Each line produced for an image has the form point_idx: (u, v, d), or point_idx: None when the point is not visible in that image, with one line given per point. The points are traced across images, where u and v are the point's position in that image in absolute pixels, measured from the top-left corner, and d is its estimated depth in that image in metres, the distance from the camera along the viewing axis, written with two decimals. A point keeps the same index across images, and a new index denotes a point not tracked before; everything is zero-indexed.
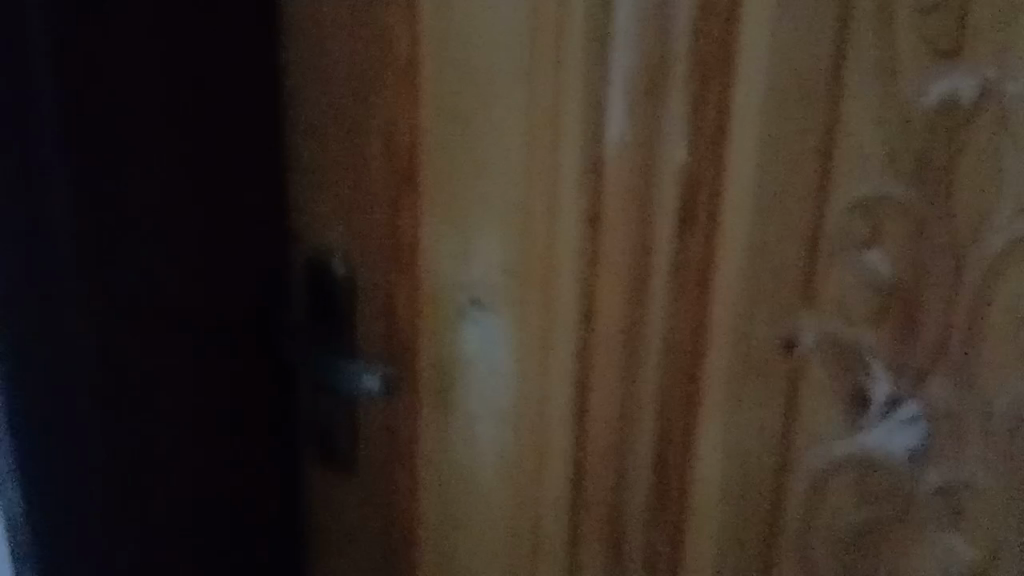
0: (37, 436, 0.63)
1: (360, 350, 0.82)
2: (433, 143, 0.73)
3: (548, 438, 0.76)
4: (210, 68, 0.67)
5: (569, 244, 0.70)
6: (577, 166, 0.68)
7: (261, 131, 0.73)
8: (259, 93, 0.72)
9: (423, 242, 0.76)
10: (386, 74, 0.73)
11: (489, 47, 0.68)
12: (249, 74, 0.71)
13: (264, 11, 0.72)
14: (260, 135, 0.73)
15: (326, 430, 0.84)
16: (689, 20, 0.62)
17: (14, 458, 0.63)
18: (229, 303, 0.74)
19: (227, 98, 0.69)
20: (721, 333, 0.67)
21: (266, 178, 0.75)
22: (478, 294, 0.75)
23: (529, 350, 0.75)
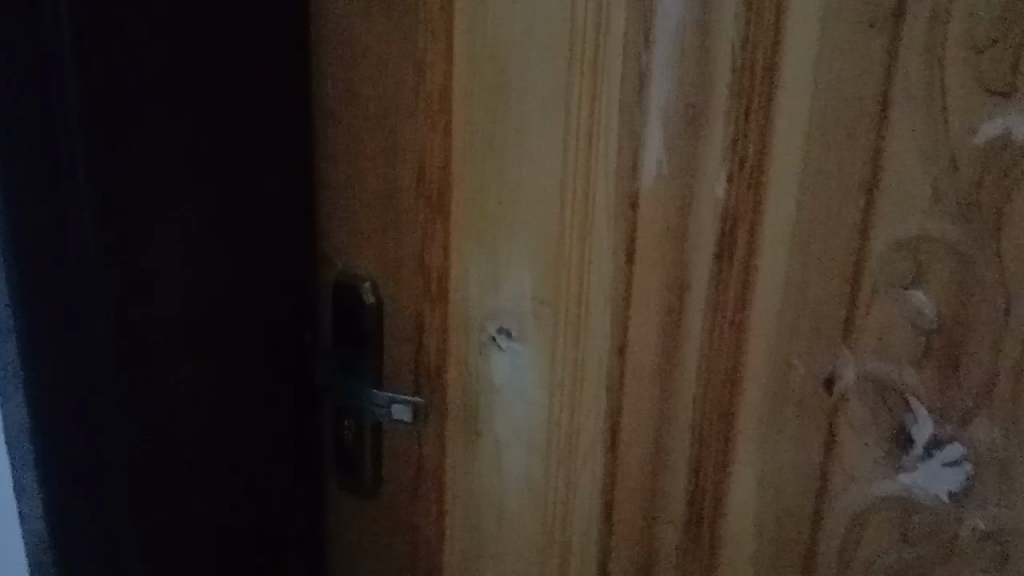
0: (64, 471, 0.62)
1: (385, 379, 0.81)
2: (466, 170, 0.72)
3: (577, 467, 0.75)
4: (230, 96, 0.67)
5: (602, 274, 0.69)
6: (613, 195, 0.67)
7: (282, 157, 0.74)
8: (281, 120, 0.73)
9: (452, 270, 0.76)
10: (418, 103, 0.72)
11: (526, 74, 0.68)
12: (270, 101, 0.71)
13: (288, 38, 0.71)
14: (281, 160, 0.74)
15: (350, 457, 0.84)
16: (732, 51, 0.61)
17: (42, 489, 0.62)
18: (248, 327, 0.74)
19: (247, 125, 0.69)
20: (757, 368, 0.65)
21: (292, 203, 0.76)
22: (506, 324, 0.75)
23: (559, 380, 0.74)
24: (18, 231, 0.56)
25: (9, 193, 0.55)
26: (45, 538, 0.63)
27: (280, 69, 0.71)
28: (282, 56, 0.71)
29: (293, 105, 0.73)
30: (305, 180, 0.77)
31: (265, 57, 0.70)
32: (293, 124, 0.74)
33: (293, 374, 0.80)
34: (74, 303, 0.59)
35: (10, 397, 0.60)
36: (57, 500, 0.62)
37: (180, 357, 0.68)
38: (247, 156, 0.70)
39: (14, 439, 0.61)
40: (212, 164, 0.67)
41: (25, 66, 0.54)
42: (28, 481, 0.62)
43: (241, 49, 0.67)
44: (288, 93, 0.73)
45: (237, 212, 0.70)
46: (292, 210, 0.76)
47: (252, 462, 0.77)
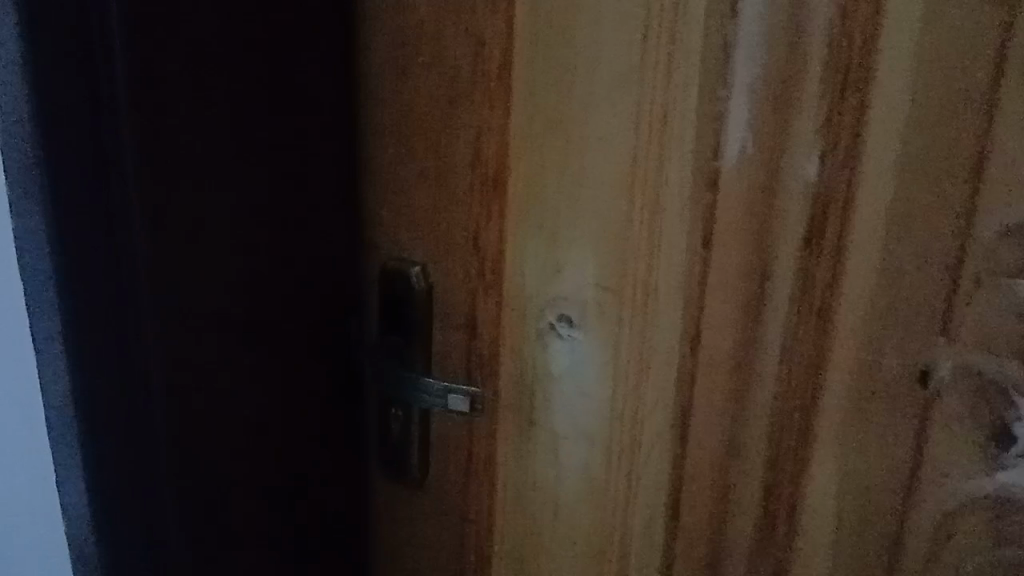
0: (109, 466, 0.56)
1: (432, 366, 0.77)
2: (526, 151, 0.69)
3: (641, 462, 0.72)
4: (275, 68, 0.63)
5: (674, 261, 0.66)
6: (690, 179, 0.64)
7: (326, 133, 0.70)
8: (325, 95, 0.69)
9: (507, 255, 0.72)
10: (477, 77, 0.68)
11: (597, 49, 0.64)
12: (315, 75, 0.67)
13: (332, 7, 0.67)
14: (325, 137, 0.70)
15: (396, 448, 0.80)
16: (828, 25, 0.57)
17: (86, 486, 0.56)
18: (294, 314, 0.70)
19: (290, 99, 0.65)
20: (841, 360, 0.62)
21: (336, 184, 0.72)
22: (567, 313, 0.71)
23: (624, 371, 0.70)
24: (59, 201, 0.50)
25: (53, 161, 0.50)
26: (88, 539, 0.58)
27: (323, 40, 0.67)
28: (330, 30, 0.68)
29: (337, 82, 0.69)
30: (348, 160, 0.73)
31: (310, 27, 0.66)
32: (337, 98, 0.70)
33: (337, 365, 0.77)
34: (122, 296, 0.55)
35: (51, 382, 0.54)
36: (102, 497, 0.57)
37: (225, 347, 0.64)
38: (291, 132, 0.66)
39: (54, 431, 0.56)
40: (258, 141, 0.63)
41: (73, 34, 0.49)
42: (68, 477, 0.57)
43: (285, 19, 0.63)
44: (333, 67, 0.69)
45: (282, 192, 0.66)
46: (338, 194, 0.72)
47: (297, 454, 0.74)
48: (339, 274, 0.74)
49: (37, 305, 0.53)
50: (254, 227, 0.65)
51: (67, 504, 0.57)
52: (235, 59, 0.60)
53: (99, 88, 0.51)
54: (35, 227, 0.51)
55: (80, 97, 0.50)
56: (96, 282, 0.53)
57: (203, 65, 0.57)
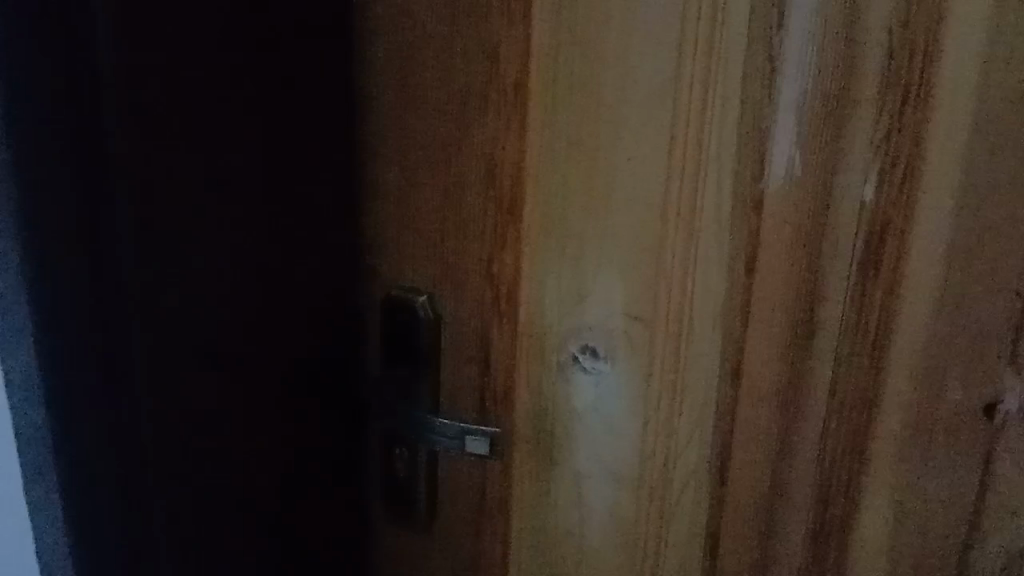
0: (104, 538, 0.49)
1: (442, 403, 0.72)
2: (542, 172, 0.63)
3: (673, 500, 0.67)
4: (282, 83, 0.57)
5: (710, 288, 0.62)
6: (731, 203, 0.60)
7: (330, 153, 0.64)
8: (327, 111, 0.63)
9: (523, 283, 0.67)
10: (489, 91, 0.63)
11: (626, 63, 0.59)
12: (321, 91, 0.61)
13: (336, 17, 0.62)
14: (328, 157, 0.64)
15: (402, 490, 0.74)
16: (888, 34, 0.54)
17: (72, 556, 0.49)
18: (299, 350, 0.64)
19: (297, 117, 0.59)
20: (899, 386, 0.60)
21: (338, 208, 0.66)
22: (593, 345, 0.66)
23: (654, 407, 0.66)
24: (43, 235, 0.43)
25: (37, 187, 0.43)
26: None
27: (328, 52, 0.62)
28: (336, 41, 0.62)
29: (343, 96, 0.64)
30: (347, 181, 0.67)
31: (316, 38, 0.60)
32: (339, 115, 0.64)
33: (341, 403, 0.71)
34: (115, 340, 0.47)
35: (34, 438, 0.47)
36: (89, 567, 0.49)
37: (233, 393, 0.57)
38: (297, 153, 0.60)
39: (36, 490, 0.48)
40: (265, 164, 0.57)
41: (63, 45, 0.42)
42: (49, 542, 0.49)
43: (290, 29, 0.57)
44: (335, 81, 0.63)
45: (287, 219, 0.60)
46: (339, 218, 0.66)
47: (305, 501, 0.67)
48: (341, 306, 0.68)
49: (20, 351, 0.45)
50: (259, 259, 0.58)
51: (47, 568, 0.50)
52: (243, 75, 0.53)
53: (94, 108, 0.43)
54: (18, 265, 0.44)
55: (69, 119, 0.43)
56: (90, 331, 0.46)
57: (213, 83, 0.51)
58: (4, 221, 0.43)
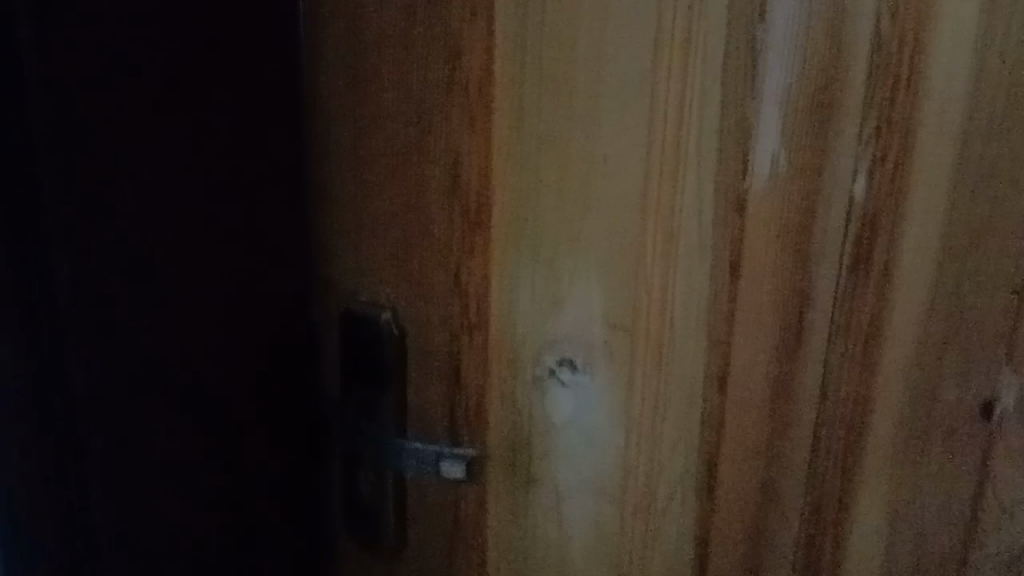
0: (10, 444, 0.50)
1: (409, 425, 0.68)
2: (509, 176, 0.60)
3: (658, 513, 0.65)
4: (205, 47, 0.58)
5: (692, 293, 0.59)
6: (713, 202, 0.57)
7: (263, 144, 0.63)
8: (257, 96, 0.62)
9: (494, 292, 0.63)
10: (452, 92, 0.59)
11: (597, 58, 0.56)
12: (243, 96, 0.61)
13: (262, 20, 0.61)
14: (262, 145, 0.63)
15: (367, 516, 0.70)
16: (874, 25, 0.53)
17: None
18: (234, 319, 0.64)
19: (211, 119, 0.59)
20: (890, 384, 0.59)
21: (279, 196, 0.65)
22: (571, 356, 0.63)
23: (636, 416, 0.63)
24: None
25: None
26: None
27: (249, 58, 0.61)
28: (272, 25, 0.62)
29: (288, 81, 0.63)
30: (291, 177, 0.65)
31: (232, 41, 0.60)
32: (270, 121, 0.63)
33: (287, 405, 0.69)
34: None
35: None
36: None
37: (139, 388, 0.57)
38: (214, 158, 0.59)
39: None
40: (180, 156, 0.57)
41: None
42: None
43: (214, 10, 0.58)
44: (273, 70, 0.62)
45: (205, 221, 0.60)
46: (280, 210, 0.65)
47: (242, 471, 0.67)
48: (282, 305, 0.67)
49: None
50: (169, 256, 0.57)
51: None
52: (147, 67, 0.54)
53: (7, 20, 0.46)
54: None
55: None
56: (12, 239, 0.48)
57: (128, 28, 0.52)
58: None
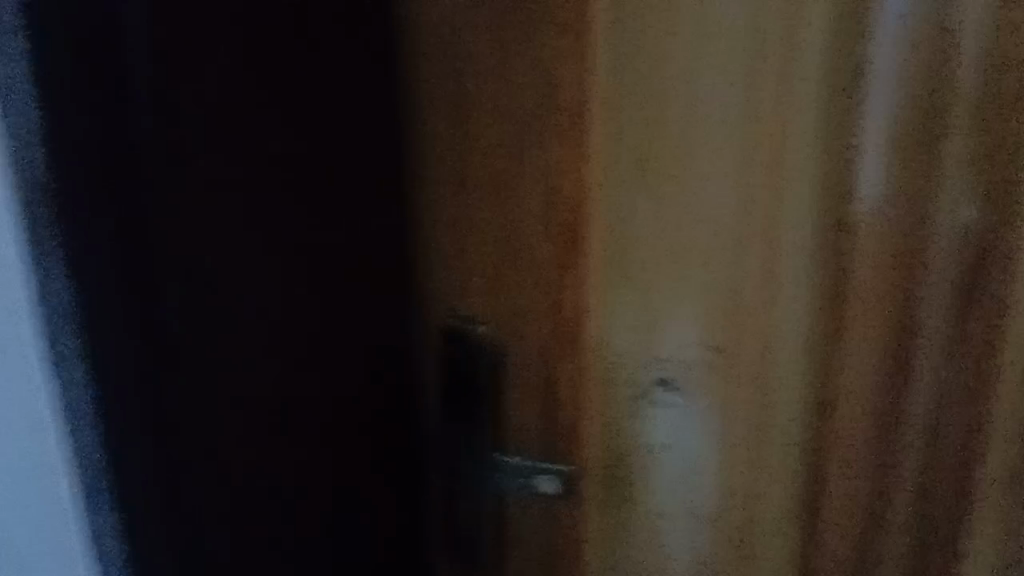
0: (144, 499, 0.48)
1: (506, 442, 0.68)
2: (605, 197, 0.59)
3: (759, 534, 0.64)
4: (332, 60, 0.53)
5: (794, 316, 0.58)
6: (816, 224, 0.56)
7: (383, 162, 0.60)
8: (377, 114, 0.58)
9: (591, 317, 0.63)
10: (547, 115, 0.58)
11: (695, 79, 0.55)
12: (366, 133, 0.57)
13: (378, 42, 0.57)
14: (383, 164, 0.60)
15: (466, 531, 0.71)
16: (983, 42, 0.51)
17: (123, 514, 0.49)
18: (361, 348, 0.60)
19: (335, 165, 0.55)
20: (1002, 409, 0.57)
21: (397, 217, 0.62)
22: (670, 378, 0.62)
23: (736, 438, 0.62)
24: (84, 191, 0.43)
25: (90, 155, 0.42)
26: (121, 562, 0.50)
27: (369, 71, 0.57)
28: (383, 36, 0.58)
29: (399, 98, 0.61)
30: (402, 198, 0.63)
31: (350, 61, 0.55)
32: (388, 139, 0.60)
33: (405, 431, 0.67)
34: (102, 359, 0.46)
35: (64, 387, 0.47)
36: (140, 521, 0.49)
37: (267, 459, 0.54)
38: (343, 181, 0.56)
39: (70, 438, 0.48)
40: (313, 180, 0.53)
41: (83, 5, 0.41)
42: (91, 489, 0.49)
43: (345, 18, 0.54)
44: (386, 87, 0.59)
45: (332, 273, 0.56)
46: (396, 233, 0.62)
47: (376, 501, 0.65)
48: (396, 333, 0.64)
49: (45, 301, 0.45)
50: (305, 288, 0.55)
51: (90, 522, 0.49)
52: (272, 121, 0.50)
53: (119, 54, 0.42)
54: (42, 214, 0.44)
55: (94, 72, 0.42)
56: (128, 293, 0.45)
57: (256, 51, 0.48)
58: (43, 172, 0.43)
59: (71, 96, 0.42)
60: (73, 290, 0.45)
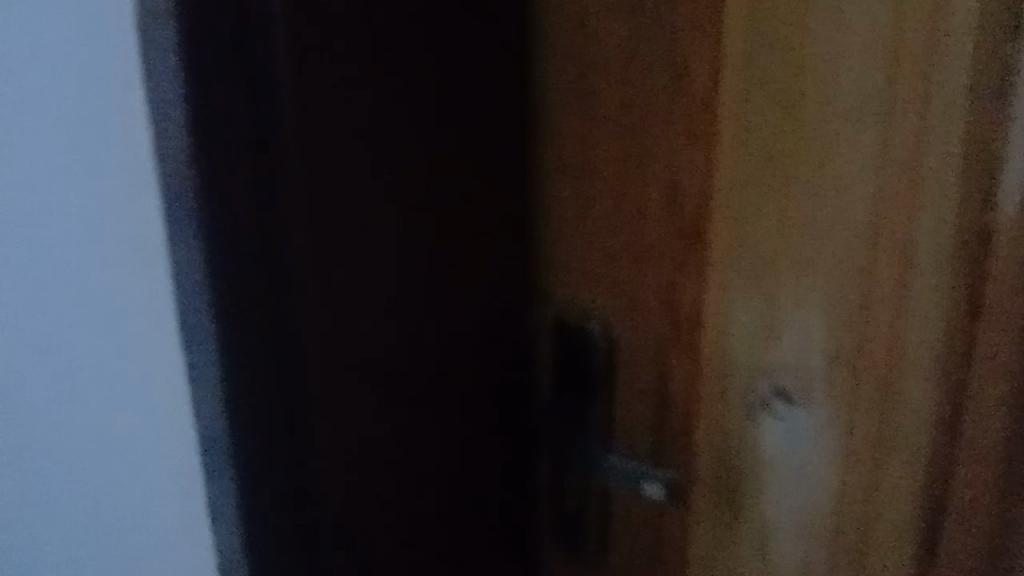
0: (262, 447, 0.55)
1: (616, 441, 0.68)
2: (728, 198, 0.58)
3: (874, 563, 0.61)
4: (453, 48, 0.56)
5: (924, 335, 0.55)
6: (952, 238, 0.52)
7: (507, 151, 0.61)
8: (504, 107, 0.60)
9: (708, 318, 0.61)
10: (673, 110, 0.58)
11: (828, 79, 0.53)
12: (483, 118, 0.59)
13: (513, 36, 0.59)
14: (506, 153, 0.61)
15: (572, 525, 0.71)
16: None
17: (233, 459, 0.55)
18: (473, 331, 0.62)
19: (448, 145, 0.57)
20: None
21: (518, 207, 0.63)
22: (788, 389, 0.60)
23: (855, 458, 0.59)
24: (219, 173, 0.50)
25: (228, 146, 0.50)
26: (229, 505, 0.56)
27: (499, 61, 0.59)
28: (518, 31, 0.60)
29: (530, 92, 0.62)
30: (524, 190, 0.64)
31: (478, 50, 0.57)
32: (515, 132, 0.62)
33: (516, 422, 0.67)
34: (226, 315, 0.52)
35: (196, 339, 0.54)
36: (252, 468, 0.55)
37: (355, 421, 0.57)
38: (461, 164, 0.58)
39: (198, 381, 0.54)
40: (427, 159, 0.56)
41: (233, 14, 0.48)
42: (210, 431, 0.55)
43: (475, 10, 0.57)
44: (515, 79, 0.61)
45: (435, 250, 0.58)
46: (517, 222, 0.64)
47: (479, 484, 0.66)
48: (511, 323, 0.65)
49: (184, 262, 0.52)
50: (417, 263, 0.57)
51: (208, 467, 0.56)
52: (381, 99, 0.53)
53: (254, 63, 0.49)
54: (181, 188, 0.50)
55: (232, 68, 0.49)
56: (259, 264, 0.52)
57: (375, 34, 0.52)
58: (182, 152, 0.50)
59: (210, 89, 0.48)
60: (200, 254, 0.51)
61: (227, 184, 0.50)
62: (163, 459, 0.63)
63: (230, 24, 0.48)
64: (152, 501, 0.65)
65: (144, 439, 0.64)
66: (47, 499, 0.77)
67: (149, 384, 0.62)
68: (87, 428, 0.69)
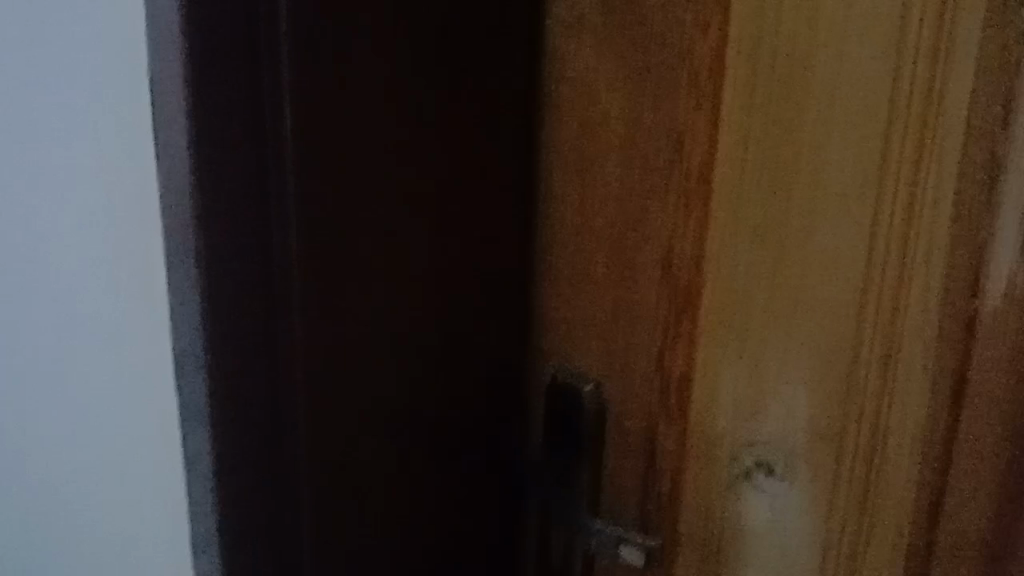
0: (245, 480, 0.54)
1: (602, 503, 0.67)
2: (719, 267, 0.58)
3: None
4: (454, 103, 0.57)
5: (909, 417, 0.55)
6: (937, 324, 0.54)
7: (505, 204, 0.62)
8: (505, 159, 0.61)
9: (695, 385, 0.61)
10: (671, 175, 0.58)
11: (819, 157, 0.54)
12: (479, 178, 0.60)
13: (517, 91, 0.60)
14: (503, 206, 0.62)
15: None
16: None
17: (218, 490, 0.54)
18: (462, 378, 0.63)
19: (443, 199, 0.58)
20: None
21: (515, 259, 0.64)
22: (771, 462, 0.60)
23: (836, 532, 0.59)
24: (214, 203, 0.50)
25: (228, 176, 0.50)
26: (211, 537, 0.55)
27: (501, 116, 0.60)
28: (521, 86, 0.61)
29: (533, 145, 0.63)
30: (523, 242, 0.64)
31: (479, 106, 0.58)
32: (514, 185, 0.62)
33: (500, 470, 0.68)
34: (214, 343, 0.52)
35: (187, 365, 0.53)
36: (233, 500, 0.54)
37: (336, 471, 0.57)
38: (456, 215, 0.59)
39: (189, 407, 0.54)
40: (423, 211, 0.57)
41: (244, 53, 0.49)
42: (197, 461, 0.54)
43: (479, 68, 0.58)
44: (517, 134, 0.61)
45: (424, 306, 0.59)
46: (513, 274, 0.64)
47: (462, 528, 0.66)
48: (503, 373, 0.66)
49: (179, 286, 0.52)
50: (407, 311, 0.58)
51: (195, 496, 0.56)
52: None
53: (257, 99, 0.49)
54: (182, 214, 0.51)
55: (236, 100, 0.49)
56: (251, 297, 0.52)
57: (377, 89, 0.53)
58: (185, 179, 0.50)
59: (212, 117, 0.49)
60: (196, 281, 0.51)
61: (222, 214, 0.50)
62: (151, 495, 0.63)
63: (237, 57, 0.49)
64: (139, 527, 0.66)
65: (134, 472, 0.65)
66: (35, 480, 0.78)
67: (137, 382, 0.62)
68: (77, 416, 0.70)
